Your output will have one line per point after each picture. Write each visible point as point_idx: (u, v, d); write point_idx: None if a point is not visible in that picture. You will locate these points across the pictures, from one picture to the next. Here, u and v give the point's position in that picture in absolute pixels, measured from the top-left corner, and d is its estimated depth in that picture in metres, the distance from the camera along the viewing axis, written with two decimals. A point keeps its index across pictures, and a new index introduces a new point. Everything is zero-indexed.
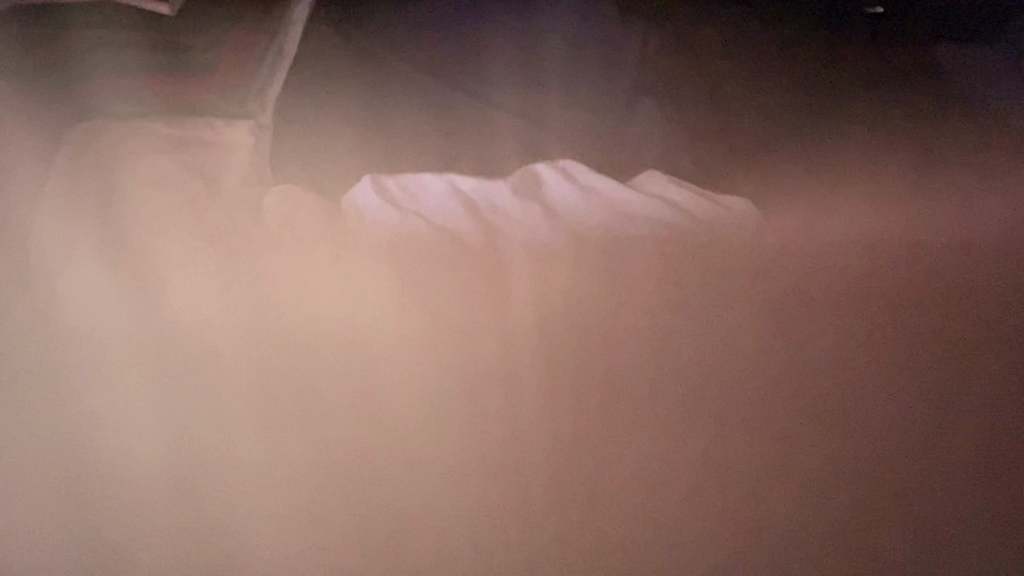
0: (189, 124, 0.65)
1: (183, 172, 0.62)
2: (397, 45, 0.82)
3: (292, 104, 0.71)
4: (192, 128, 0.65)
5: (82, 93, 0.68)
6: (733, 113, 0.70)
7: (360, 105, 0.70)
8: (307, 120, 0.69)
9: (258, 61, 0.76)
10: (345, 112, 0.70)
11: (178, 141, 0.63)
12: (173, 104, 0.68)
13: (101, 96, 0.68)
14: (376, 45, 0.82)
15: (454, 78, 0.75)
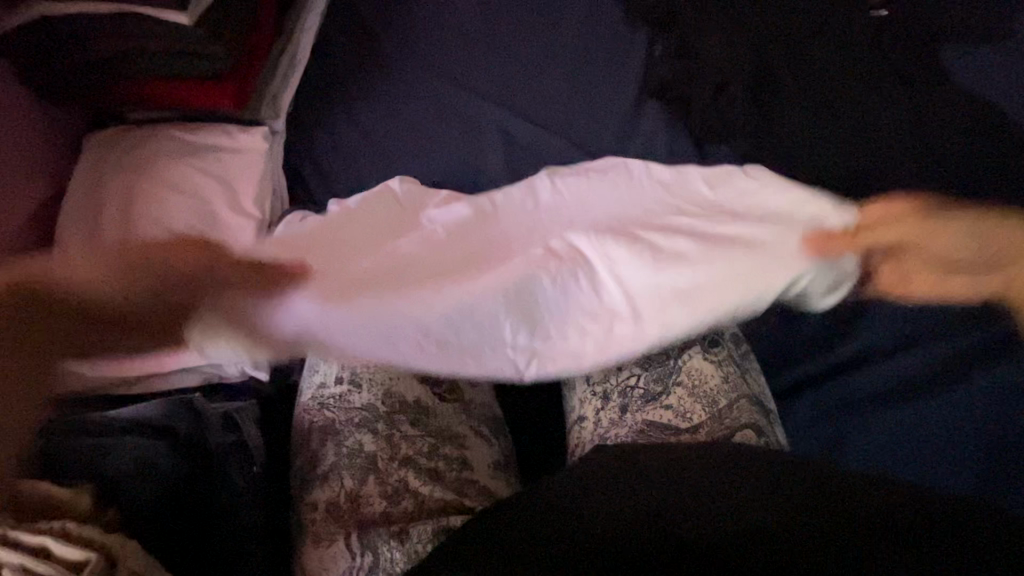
0: (212, 159, 0.67)
1: (203, 206, 0.64)
2: (415, 34, 0.77)
3: (309, 136, 0.72)
4: (216, 163, 0.66)
5: (104, 129, 0.69)
6: (772, 127, 0.66)
7: (375, 136, 0.71)
8: (323, 155, 0.71)
9: (268, 69, 0.73)
10: (359, 142, 0.71)
11: (200, 175, 0.65)
12: (194, 134, 0.68)
13: (118, 131, 0.68)
14: (388, 37, 0.77)
15: (476, 91, 0.73)
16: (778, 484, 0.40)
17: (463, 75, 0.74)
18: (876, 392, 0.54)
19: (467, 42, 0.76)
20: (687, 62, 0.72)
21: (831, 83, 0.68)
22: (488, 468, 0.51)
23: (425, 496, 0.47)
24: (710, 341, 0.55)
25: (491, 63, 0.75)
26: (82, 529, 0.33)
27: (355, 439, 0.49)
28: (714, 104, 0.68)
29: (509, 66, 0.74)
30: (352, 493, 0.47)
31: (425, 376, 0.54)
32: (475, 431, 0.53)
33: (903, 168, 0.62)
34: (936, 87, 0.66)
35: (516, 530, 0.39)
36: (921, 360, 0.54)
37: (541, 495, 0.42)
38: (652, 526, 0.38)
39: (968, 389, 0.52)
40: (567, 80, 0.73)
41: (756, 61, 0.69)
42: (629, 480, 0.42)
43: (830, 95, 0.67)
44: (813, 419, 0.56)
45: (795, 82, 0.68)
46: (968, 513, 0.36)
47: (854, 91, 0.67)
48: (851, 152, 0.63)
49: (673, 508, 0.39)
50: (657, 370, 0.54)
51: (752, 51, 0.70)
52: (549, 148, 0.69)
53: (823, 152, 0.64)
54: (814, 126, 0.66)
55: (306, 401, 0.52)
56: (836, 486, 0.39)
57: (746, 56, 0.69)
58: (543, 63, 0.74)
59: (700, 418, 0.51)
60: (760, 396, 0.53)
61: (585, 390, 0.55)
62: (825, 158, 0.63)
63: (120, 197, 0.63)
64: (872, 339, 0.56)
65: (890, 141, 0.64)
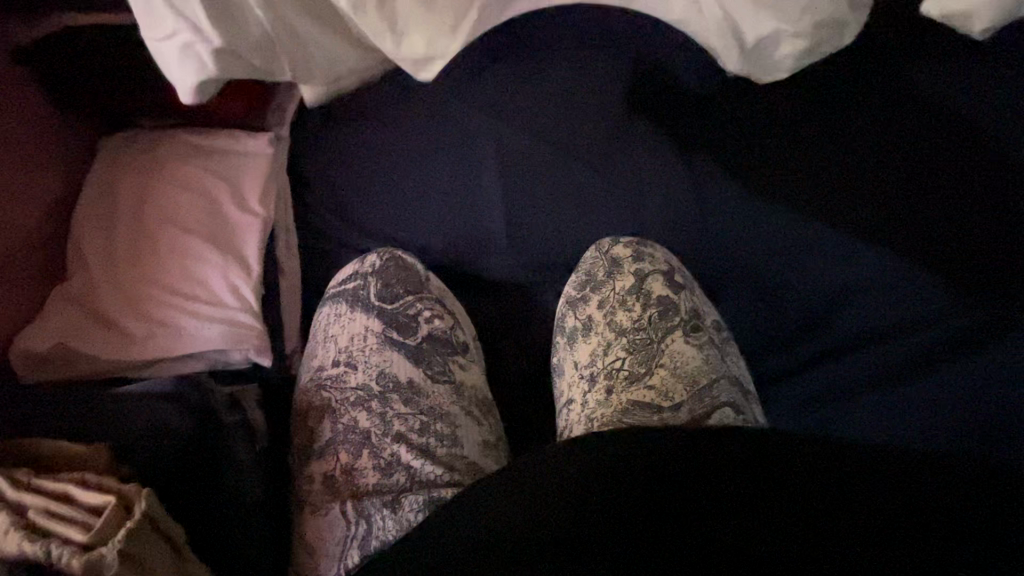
0: (219, 161, 0.70)
1: (211, 204, 0.68)
2: None
3: (312, 142, 0.77)
4: (223, 164, 0.70)
5: (119, 133, 0.73)
6: (783, 166, 0.65)
7: (371, 141, 0.74)
8: (325, 160, 0.76)
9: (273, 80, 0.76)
10: (358, 149, 0.75)
11: (207, 175, 0.69)
12: (201, 137, 0.72)
13: (131, 136, 0.71)
14: None
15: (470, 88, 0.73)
16: (769, 455, 0.39)
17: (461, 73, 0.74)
18: (855, 378, 0.60)
19: None
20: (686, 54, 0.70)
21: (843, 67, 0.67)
22: (478, 446, 0.53)
23: (417, 469, 0.49)
24: (691, 327, 0.58)
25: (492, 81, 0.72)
26: (99, 479, 0.36)
27: (350, 416, 0.51)
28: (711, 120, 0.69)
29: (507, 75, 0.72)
30: (347, 467, 0.49)
31: (419, 358, 0.56)
32: (465, 411, 0.54)
33: (917, 197, 0.62)
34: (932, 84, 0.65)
35: (511, 504, 0.40)
36: (904, 348, 0.58)
37: (523, 476, 0.42)
38: (646, 509, 0.39)
39: (959, 373, 0.56)
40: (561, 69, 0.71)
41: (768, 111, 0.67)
42: (626, 459, 0.41)
43: (845, 129, 0.65)
44: (796, 404, 0.62)
45: (813, 121, 0.66)
46: (957, 474, 0.37)
47: (866, 72, 0.66)
48: (844, 146, 0.65)
49: (663, 493, 0.39)
50: (641, 354, 0.57)
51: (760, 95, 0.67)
52: (545, 148, 0.70)
53: (829, 189, 0.64)
54: (811, 116, 0.66)
55: (305, 382, 0.55)
56: (821, 445, 0.39)
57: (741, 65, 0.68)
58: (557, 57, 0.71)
59: (681, 396, 0.54)
60: (741, 377, 0.56)
61: (574, 374, 0.58)
62: (830, 192, 0.64)
63: (134, 195, 0.67)
64: (858, 326, 0.61)
65: (876, 140, 0.64)
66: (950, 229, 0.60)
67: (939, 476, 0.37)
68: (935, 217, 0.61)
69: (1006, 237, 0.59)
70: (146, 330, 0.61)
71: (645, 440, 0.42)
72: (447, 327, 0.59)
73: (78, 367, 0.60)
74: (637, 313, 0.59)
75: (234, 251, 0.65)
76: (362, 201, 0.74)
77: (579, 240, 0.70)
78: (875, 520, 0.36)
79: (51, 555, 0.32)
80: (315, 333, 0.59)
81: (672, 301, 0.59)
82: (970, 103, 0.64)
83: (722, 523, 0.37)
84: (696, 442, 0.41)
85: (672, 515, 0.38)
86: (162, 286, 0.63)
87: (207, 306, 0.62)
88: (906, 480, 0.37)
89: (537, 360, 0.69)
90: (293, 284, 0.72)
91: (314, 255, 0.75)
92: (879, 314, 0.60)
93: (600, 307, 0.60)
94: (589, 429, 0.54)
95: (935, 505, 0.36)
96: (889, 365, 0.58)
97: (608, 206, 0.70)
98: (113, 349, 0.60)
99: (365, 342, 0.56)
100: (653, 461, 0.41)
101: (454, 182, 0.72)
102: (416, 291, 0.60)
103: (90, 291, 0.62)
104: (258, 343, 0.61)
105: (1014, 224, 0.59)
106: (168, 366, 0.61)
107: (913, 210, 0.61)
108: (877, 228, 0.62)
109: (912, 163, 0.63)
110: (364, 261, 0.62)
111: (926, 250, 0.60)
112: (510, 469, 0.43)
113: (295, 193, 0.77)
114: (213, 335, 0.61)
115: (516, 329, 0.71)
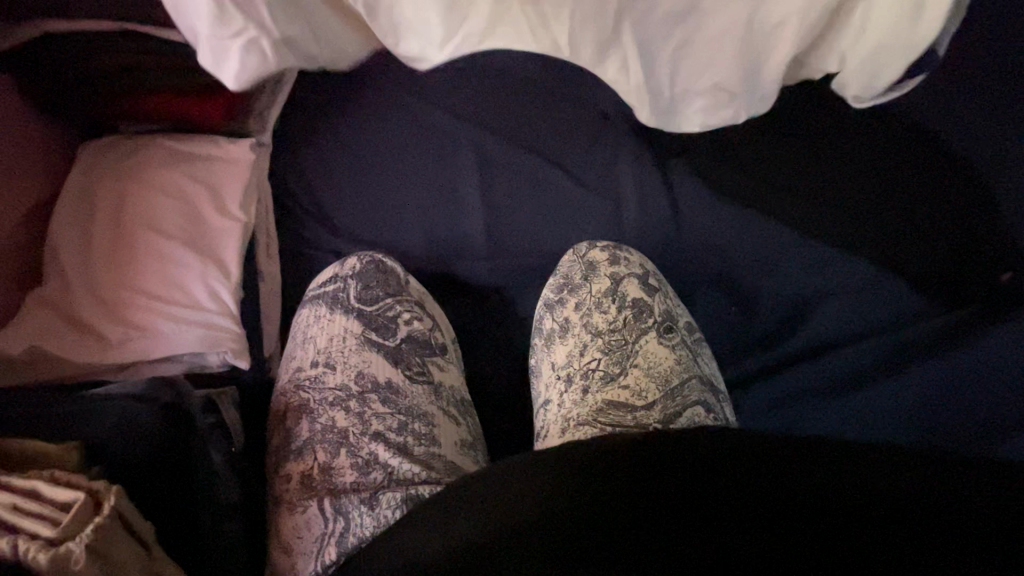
0: (199, 165, 0.70)
1: (190, 208, 0.68)
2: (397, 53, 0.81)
3: (293, 150, 0.78)
4: (203, 169, 0.70)
5: (99, 137, 0.73)
6: (762, 188, 0.69)
7: (357, 151, 0.76)
8: (308, 168, 0.77)
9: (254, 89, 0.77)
10: (341, 157, 0.77)
11: (187, 179, 0.69)
12: (180, 142, 0.72)
13: (109, 141, 0.71)
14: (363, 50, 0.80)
15: (451, 102, 0.77)
16: (740, 457, 0.40)
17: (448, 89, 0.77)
18: (823, 380, 0.61)
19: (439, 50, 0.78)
20: None
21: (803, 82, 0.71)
22: (455, 445, 0.54)
23: (395, 467, 0.49)
24: (664, 329, 0.60)
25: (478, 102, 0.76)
26: (69, 476, 0.36)
27: (329, 416, 0.52)
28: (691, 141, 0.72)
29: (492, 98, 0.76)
30: (324, 465, 0.49)
31: (398, 360, 0.57)
32: (443, 410, 0.55)
33: (882, 211, 0.66)
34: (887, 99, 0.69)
35: (486, 513, 0.40)
36: (870, 349, 0.61)
37: (498, 484, 0.42)
38: (619, 513, 0.38)
39: (953, 376, 0.54)
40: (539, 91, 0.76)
41: (747, 132, 0.71)
42: (605, 465, 0.41)
43: (817, 147, 0.70)
44: (765, 406, 0.64)
45: (789, 143, 0.70)
46: (923, 465, 0.38)
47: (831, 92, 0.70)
48: (819, 167, 0.69)
49: (642, 497, 0.39)
50: (616, 355, 0.58)
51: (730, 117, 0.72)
52: (525, 162, 0.74)
53: (807, 204, 0.68)
54: (781, 139, 0.70)
55: (284, 383, 0.55)
56: (787, 443, 0.40)
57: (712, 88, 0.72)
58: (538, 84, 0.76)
59: (653, 396, 0.55)
60: (712, 377, 0.57)
61: (551, 375, 0.59)
62: (807, 207, 0.68)
63: (113, 199, 0.67)
64: (822, 331, 0.64)
65: (840, 160, 0.69)
66: (914, 241, 0.64)
67: (904, 467, 0.38)
68: (898, 229, 0.65)
69: (964, 243, 0.64)
70: (122, 332, 0.61)
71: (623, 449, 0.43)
72: (425, 329, 0.60)
73: (53, 369, 0.59)
74: (612, 315, 0.61)
75: (214, 255, 0.66)
76: (345, 207, 0.75)
77: (557, 244, 0.72)
78: (838, 523, 0.36)
79: (15, 550, 0.31)
80: (294, 334, 0.60)
81: (646, 304, 0.61)
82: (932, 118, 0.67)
83: (704, 531, 0.37)
84: (670, 442, 0.43)
85: (655, 518, 0.38)
86: (139, 289, 0.63)
87: (185, 309, 0.62)
88: (869, 482, 0.37)
89: (513, 363, 0.70)
90: (273, 288, 0.72)
91: (294, 260, 0.76)
92: (840, 322, 0.64)
93: (576, 309, 0.62)
94: (565, 428, 0.54)
95: (896, 505, 0.36)
96: (854, 366, 0.61)
97: (583, 212, 0.72)
98: (88, 352, 0.59)
99: (344, 343, 0.57)
100: (628, 461, 0.41)
101: (435, 189, 0.74)
102: (396, 294, 0.61)
103: (66, 294, 0.62)
104: (236, 347, 0.62)
105: (969, 231, 0.64)
106: (145, 369, 0.61)
107: (880, 223, 0.66)
108: (850, 239, 0.66)
109: (879, 178, 0.68)
110: (345, 264, 0.63)
111: (890, 260, 0.64)
112: (485, 477, 0.43)
113: (277, 199, 0.77)
114: (191, 338, 0.61)
115: (494, 332, 0.72)
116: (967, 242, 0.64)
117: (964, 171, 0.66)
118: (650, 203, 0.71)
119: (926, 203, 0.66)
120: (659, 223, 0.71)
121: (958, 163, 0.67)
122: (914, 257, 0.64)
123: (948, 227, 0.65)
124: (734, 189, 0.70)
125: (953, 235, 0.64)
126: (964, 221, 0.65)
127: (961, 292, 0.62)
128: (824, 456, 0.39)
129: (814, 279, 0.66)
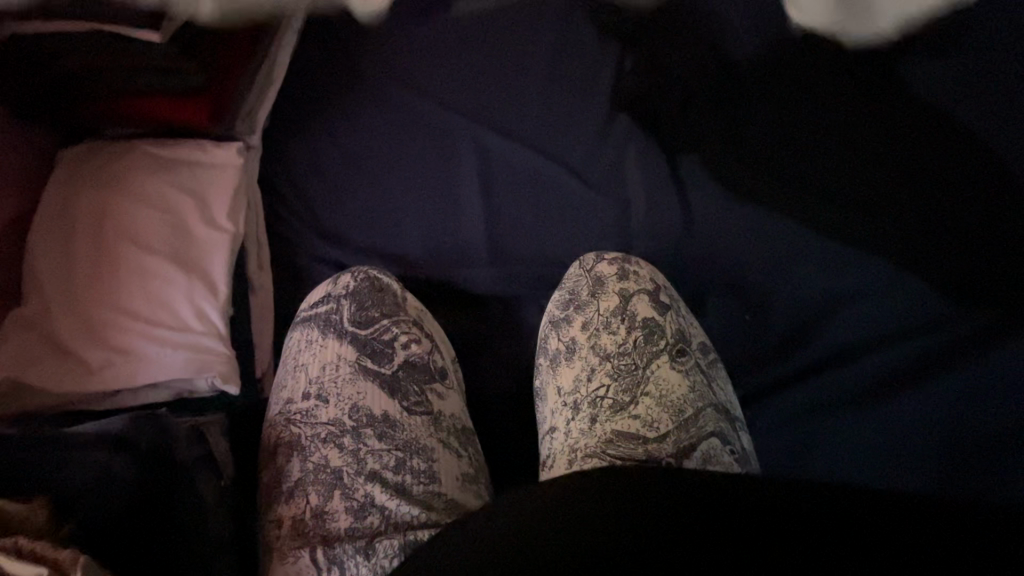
0: (183, 172, 0.67)
1: (175, 219, 0.64)
2: (397, 55, 0.80)
3: (286, 156, 0.76)
4: (187, 176, 0.67)
5: (78, 143, 0.69)
6: (779, 191, 0.66)
7: (353, 157, 0.75)
8: (302, 174, 0.75)
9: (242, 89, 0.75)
10: (337, 162, 0.75)
11: (170, 188, 0.66)
12: (164, 147, 0.68)
13: (90, 147, 0.68)
14: (363, 55, 0.81)
15: (454, 104, 0.76)
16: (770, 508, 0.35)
17: (451, 91, 0.77)
18: (845, 399, 0.57)
19: (446, 59, 0.79)
20: (663, 83, 0.73)
21: (814, 87, 0.70)
22: (457, 480, 0.51)
23: (391, 511, 0.46)
24: (677, 351, 0.56)
25: (482, 101, 0.76)
26: (33, 546, 0.33)
27: (322, 455, 0.49)
28: (695, 141, 0.70)
29: (496, 102, 0.76)
30: (316, 510, 0.46)
31: (393, 389, 0.54)
32: (442, 443, 0.53)
33: (908, 216, 0.62)
34: (902, 102, 0.68)
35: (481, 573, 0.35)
36: (893, 364, 0.57)
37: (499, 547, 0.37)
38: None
39: (955, 392, 0.55)
40: (541, 96, 0.76)
41: (771, 136, 0.68)
42: (616, 512, 0.37)
43: (839, 154, 0.66)
44: (776, 424, 0.59)
45: (813, 150, 0.67)
46: (985, 520, 0.33)
47: (847, 91, 0.69)
48: (843, 172, 0.65)
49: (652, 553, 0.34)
50: (625, 380, 0.55)
51: (746, 121, 0.69)
52: (529, 169, 0.72)
53: (824, 212, 0.64)
54: (797, 139, 0.67)
55: (274, 415, 0.52)
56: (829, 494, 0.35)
57: (718, 92, 0.71)
58: (546, 87, 0.76)
59: (667, 427, 0.51)
60: (727, 404, 0.54)
61: (557, 401, 0.56)
62: (826, 216, 0.64)
63: (92, 211, 0.63)
64: (843, 345, 0.59)
65: (865, 159, 0.65)
66: (944, 246, 0.60)
67: (963, 524, 0.33)
68: (927, 238, 0.61)
69: (997, 250, 0.59)
70: (104, 357, 0.57)
71: (637, 490, 0.38)
72: (424, 352, 0.57)
73: (34, 397, 0.56)
74: (622, 337, 0.57)
75: (200, 270, 0.62)
76: (340, 215, 0.73)
77: (563, 253, 0.69)
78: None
79: None
80: (285, 359, 0.57)
81: (658, 323, 0.57)
82: (949, 118, 0.66)
83: None
84: (688, 487, 0.38)
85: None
86: (122, 309, 0.60)
87: (172, 332, 0.59)
88: (914, 537, 0.33)
89: (516, 379, 0.65)
90: (265, 300, 0.68)
91: (286, 270, 0.72)
92: (857, 329, 0.59)
93: (583, 328, 0.58)
94: (573, 460, 0.51)
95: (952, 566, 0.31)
96: (871, 383, 0.57)
97: (591, 221, 0.70)
98: (70, 380, 0.56)
99: (338, 372, 0.54)
100: (643, 502, 0.37)
101: (435, 199, 0.72)
102: (392, 315, 0.58)
103: (45, 314, 0.59)
104: (225, 370, 0.58)
105: (1005, 237, 0.60)
106: (132, 395, 0.59)
107: (908, 229, 0.62)
108: (877, 245, 0.62)
109: (905, 185, 0.64)
110: (337, 282, 0.60)
111: (920, 270, 0.60)
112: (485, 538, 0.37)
113: (267, 206, 0.74)
114: (179, 362, 0.58)
115: (495, 344, 0.67)
116: (1003, 249, 0.59)
117: (995, 168, 0.63)
118: (661, 209, 0.68)
119: (961, 209, 0.62)
120: (671, 230, 0.68)
121: (990, 162, 0.63)
122: (943, 262, 0.60)
123: (986, 234, 0.60)
124: (749, 188, 0.67)
125: (989, 243, 0.60)
126: (1002, 226, 0.60)
127: (1001, 301, 0.57)
128: (863, 507, 0.34)
129: (836, 283, 0.61)
